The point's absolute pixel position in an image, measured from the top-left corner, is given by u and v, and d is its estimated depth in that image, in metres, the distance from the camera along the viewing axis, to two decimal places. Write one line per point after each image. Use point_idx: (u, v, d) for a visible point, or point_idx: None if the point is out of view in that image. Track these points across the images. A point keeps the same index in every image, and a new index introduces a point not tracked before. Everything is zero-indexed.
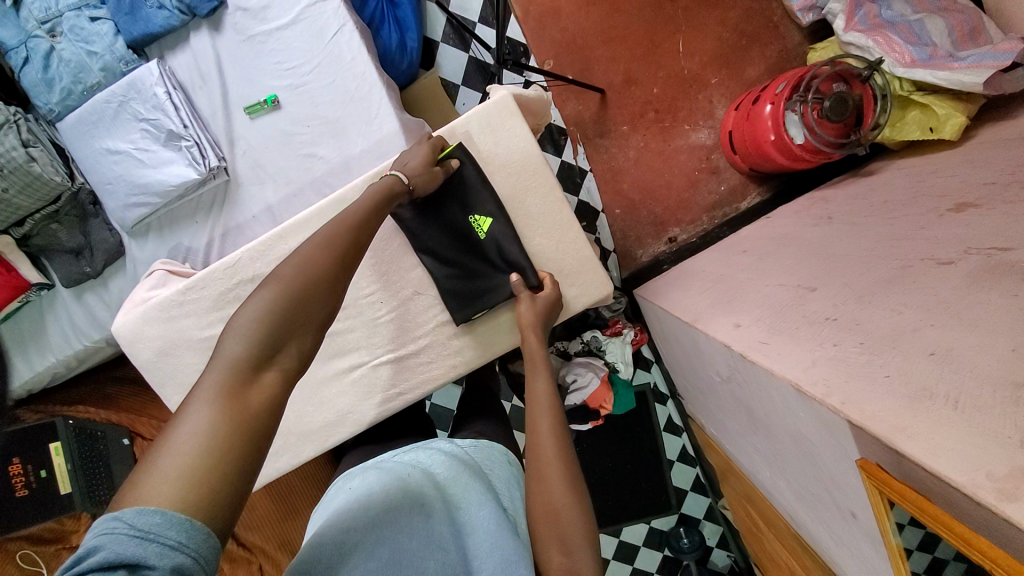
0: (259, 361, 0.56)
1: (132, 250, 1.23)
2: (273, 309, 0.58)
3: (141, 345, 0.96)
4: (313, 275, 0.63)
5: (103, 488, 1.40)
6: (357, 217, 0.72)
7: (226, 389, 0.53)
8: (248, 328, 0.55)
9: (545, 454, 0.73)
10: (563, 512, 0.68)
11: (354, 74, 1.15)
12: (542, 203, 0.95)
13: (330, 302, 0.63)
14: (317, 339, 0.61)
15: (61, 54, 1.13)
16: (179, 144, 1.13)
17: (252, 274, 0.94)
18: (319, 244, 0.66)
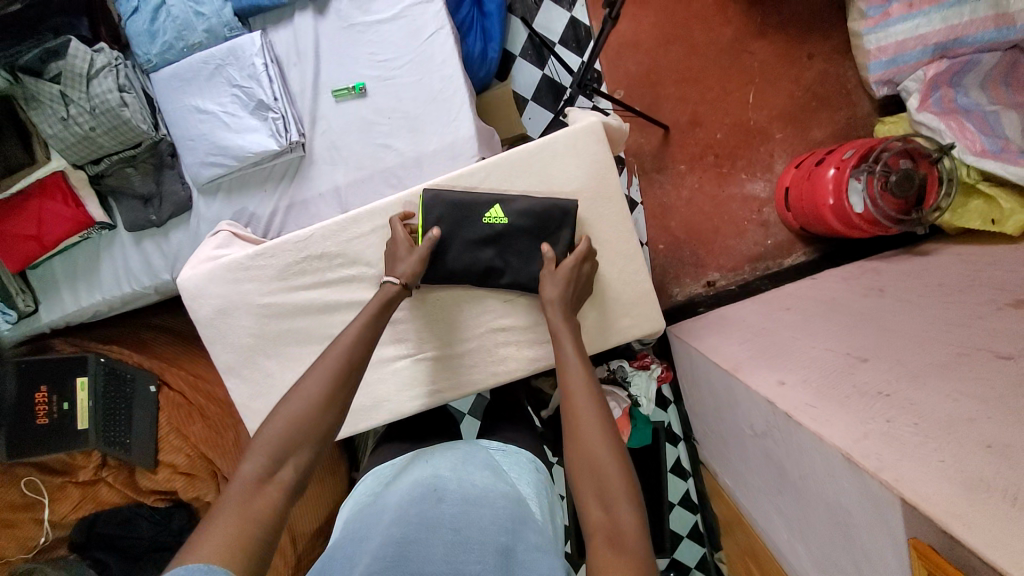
0: (266, 477, 0.66)
1: (199, 208, 1.26)
2: (281, 427, 0.70)
3: (202, 301, 0.99)
4: (319, 394, 0.73)
5: (121, 430, 1.41)
6: (364, 327, 0.82)
7: (240, 503, 0.63)
8: (257, 449, 0.67)
9: (578, 407, 0.73)
10: (603, 464, 0.67)
11: (442, 76, 1.18)
12: (612, 231, 0.97)
13: (330, 420, 0.73)
14: (315, 453, 0.71)
15: (170, 9, 1.17)
16: (266, 114, 1.17)
17: (323, 251, 0.96)
18: (327, 361, 0.77)
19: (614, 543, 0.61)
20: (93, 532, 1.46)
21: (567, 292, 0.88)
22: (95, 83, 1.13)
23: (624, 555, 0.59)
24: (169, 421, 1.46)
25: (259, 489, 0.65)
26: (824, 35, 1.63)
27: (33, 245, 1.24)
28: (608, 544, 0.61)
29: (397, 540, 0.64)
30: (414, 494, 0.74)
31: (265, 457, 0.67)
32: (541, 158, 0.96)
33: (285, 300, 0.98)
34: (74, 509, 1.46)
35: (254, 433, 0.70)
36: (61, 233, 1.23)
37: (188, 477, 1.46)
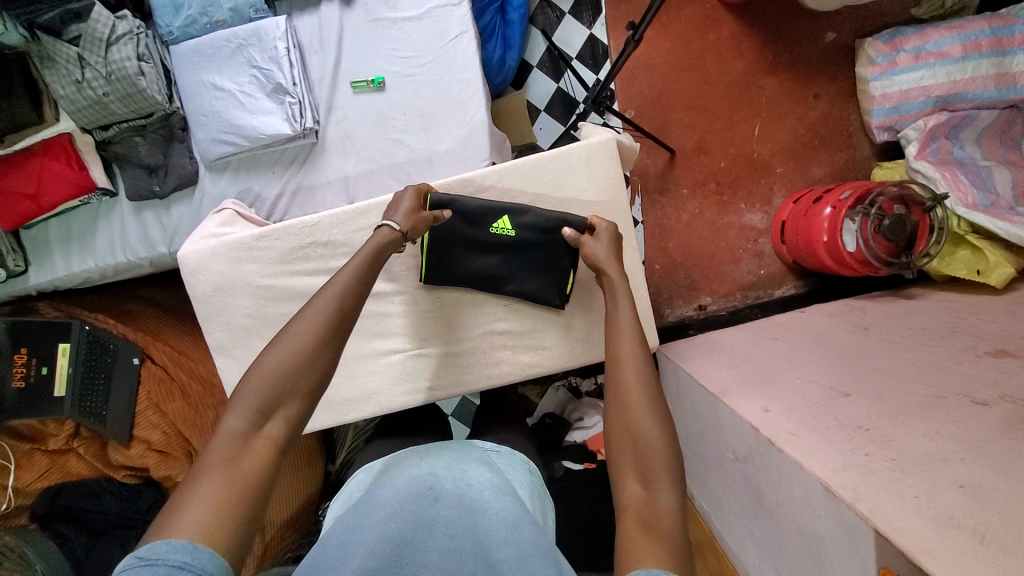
0: (250, 432, 0.63)
1: (204, 183, 1.26)
2: (266, 381, 0.65)
3: (201, 277, 0.98)
4: (303, 346, 0.69)
5: (99, 401, 1.38)
6: (352, 275, 0.78)
7: (224, 460, 0.60)
8: (240, 404, 0.63)
9: (623, 378, 0.73)
10: (645, 434, 0.67)
11: (461, 79, 1.20)
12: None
13: (316, 371, 0.69)
14: (301, 406, 0.67)
15: None
16: (283, 98, 1.17)
17: (328, 238, 0.97)
18: (314, 310, 0.73)
19: (648, 526, 0.60)
20: (57, 503, 1.46)
21: (614, 256, 0.87)
22: (114, 49, 1.13)
23: (660, 534, 0.58)
24: (152, 396, 1.44)
25: (244, 445, 0.62)
26: (832, 77, 1.67)
27: (28, 204, 1.23)
28: (643, 525, 0.60)
29: (393, 539, 0.65)
30: (410, 490, 0.74)
31: (247, 411, 0.63)
32: (555, 167, 0.97)
33: (286, 283, 0.98)
34: (38, 477, 1.47)
35: (237, 386, 0.66)
36: (60, 196, 1.22)
37: (161, 455, 1.43)
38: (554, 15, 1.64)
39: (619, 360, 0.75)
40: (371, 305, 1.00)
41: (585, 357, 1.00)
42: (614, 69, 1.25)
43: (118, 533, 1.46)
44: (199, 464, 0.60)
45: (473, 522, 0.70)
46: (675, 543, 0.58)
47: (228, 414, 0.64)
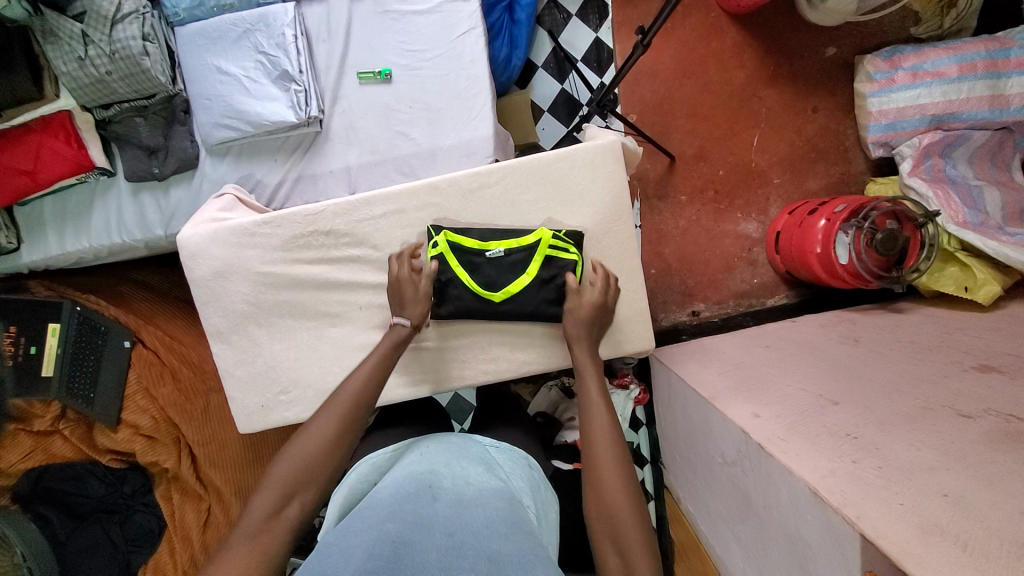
0: (272, 514, 0.69)
1: (204, 167, 1.26)
2: (288, 469, 0.72)
3: (200, 261, 0.98)
4: (325, 437, 0.77)
5: (86, 383, 1.36)
6: (370, 372, 0.86)
7: (248, 541, 0.66)
8: (267, 486, 0.70)
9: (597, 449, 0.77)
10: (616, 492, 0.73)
11: (469, 75, 1.20)
12: (619, 249, 0.96)
13: (333, 460, 0.76)
14: (317, 491, 0.73)
15: None
16: (288, 85, 1.17)
17: (330, 228, 0.96)
18: (332, 406, 0.80)
19: None
20: (39, 486, 1.48)
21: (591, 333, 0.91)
22: (119, 27, 1.11)
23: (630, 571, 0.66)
24: (141, 380, 1.42)
25: (266, 525, 0.68)
26: (832, 91, 1.69)
27: (24, 180, 1.21)
28: None
29: (393, 541, 0.66)
30: (410, 492, 0.77)
31: (273, 494, 0.70)
32: (559, 170, 0.93)
33: (287, 271, 0.98)
34: (22, 458, 1.47)
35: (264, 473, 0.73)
36: (56, 172, 1.21)
37: (149, 440, 1.43)
38: (561, 16, 1.65)
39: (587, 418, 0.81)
40: (369, 296, 0.99)
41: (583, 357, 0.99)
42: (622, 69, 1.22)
43: (100, 518, 1.50)
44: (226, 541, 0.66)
45: (470, 517, 0.72)
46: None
47: (257, 492, 0.70)
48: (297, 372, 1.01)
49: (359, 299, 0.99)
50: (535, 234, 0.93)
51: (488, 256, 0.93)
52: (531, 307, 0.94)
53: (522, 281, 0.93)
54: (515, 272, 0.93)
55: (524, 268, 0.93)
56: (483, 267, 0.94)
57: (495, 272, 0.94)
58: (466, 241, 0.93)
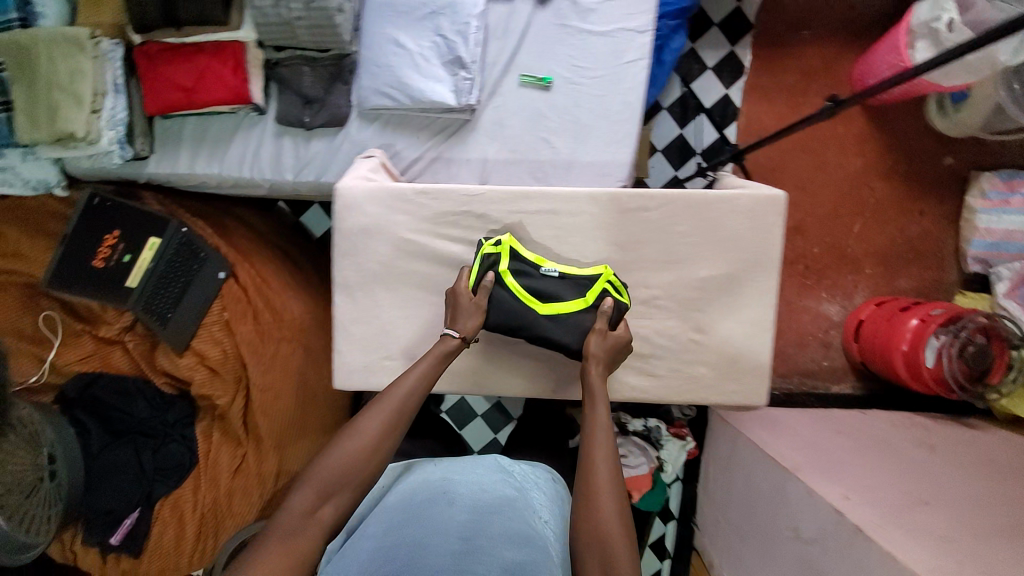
0: (310, 513, 0.72)
1: (350, 127, 1.32)
2: (326, 468, 0.74)
3: (350, 215, 1.00)
4: (373, 438, 0.77)
5: (169, 302, 1.40)
6: (421, 375, 0.85)
7: (285, 534, 0.70)
8: (306, 483, 0.73)
9: (596, 473, 0.73)
10: (612, 541, 0.68)
11: (625, 100, 1.25)
12: (757, 300, 0.95)
13: (371, 466, 0.76)
14: (352, 497, 0.75)
15: None
16: (456, 71, 1.23)
17: (484, 214, 0.98)
18: (381, 408, 0.80)
19: None
20: (86, 392, 1.47)
21: (611, 359, 0.87)
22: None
23: None
24: (225, 308, 1.41)
25: (303, 523, 0.71)
26: (940, 199, 1.71)
27: (180, 96, 1.25)
28: None
29: (410, 542, 0.74)
30: (429, 495, 0.85)
31: (312, 493, 0.73)
32: (722, 208, 0.93)
33: (430, 244, 0.99)
34: (79, 360, 1.47)
35: (308, 466, 0.76)
36: (214, 97, 1.25)
37: (211, 372, 1.44)
38: (698, 66, 1.71)
39: (591, 450, 0.75)
40: None
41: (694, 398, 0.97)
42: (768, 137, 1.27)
43: (135, 439, 1.49)
44: (266, 530, 0.71)
45: (483, 521, 0.79)
46: None
47: (298, 489, 0.73)
48: (408, 342, 1.02)
49: None
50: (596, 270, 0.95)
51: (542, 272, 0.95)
52: (567, 337, 0.91)
53: (575, 304, 0.91)
54: (566, 295, 0.93)
55: (575, 293, 0.93)
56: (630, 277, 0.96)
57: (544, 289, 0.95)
58: (526, 252, 0.95)
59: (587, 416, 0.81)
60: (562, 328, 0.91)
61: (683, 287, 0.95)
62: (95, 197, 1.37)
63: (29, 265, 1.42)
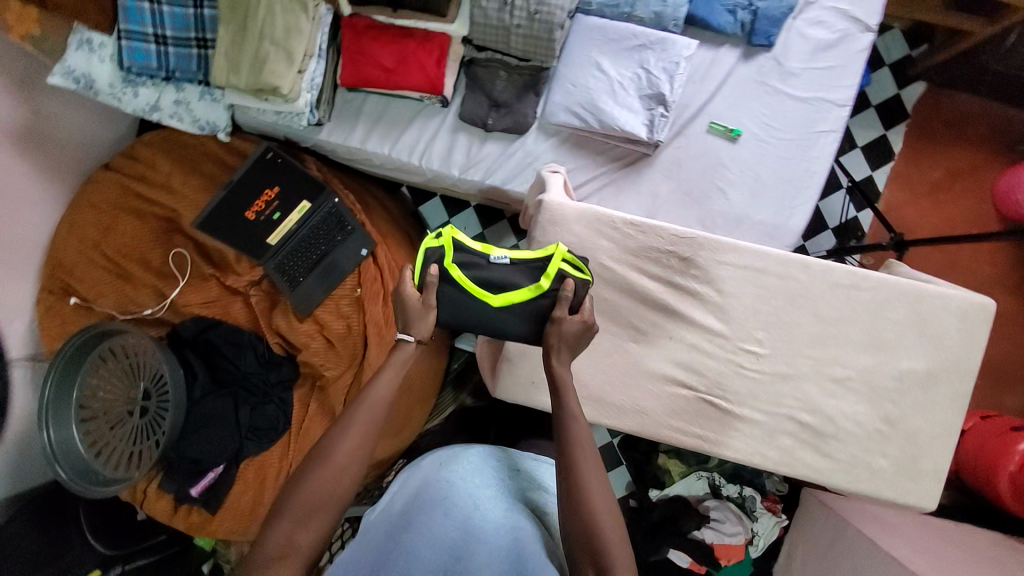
0: (288, 542, 0.79)
1: (527, 138, 1.33)
2: (303, 496, 0.81)
3: (554, 231, 1.01)
4: (343, 459, 0.83)
5: (304, 267, 1.44)
6: (388, 384, 0.89)
7: (269, 562, 0.78)
8: (284, 516, 0.80)
9: (578, 479, 0.78)
10: (604, 536, 0.74)
11: (807, 168, 1.28)
12: (945, 401, 0.98)
13: (346, 483, 0.83)
14: (328, 522, 0.81)
15: None
16: (652, 105, 1.25)
17: (691, 257, 0.99)
18: (354, 430, 0.85)
19: None
20: (199, 337, 1.49)
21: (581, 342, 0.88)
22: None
23: None
24: (360, 286, 1.43)
25: (282, 555, 0.78)
26: None
27: (377, 75, 1.27)
28: None
29: (399, 550, 0.80)
30: (427, 503, 0.89)
31: (294, 525, 0.80)
32: (934, 307, 0.97)
33: (629, 276, 1.00)
34: (204, 304, 1.48)
35: (287, 493, 0.82)
36: (410, 84, 1.27)
37: (327, 343, 1.46)
38: (848, 145, 1.76)
39: (575, 455, 0.79)
40: (685, 331, 1.00)
41: (858, 483, 0.99)
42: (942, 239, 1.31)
43: (235, 392, 1.49)
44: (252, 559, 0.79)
45: (473, 535, 0.83)
46: None
47: (280, 522, 0.80)
48: (583, 368, 1.01)
49: (676, 329, 1.00)
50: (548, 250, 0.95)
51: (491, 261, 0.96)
52: (525, 322, 0.95)
53: (529, 290, 0.93)
54: (520, 281, 0.95)
55: (527, 280, 0.94)
56: (822, 350, 0.98)
57: (497, 275, 0.97)
58: (469, 242, 0.97)
59: (562, 415, 0.83)
60: (517, 317, 0.95)
61: (882, 375, 0.98)
62: (267, 152, 1.41)
63: (176, 201, 1.42)
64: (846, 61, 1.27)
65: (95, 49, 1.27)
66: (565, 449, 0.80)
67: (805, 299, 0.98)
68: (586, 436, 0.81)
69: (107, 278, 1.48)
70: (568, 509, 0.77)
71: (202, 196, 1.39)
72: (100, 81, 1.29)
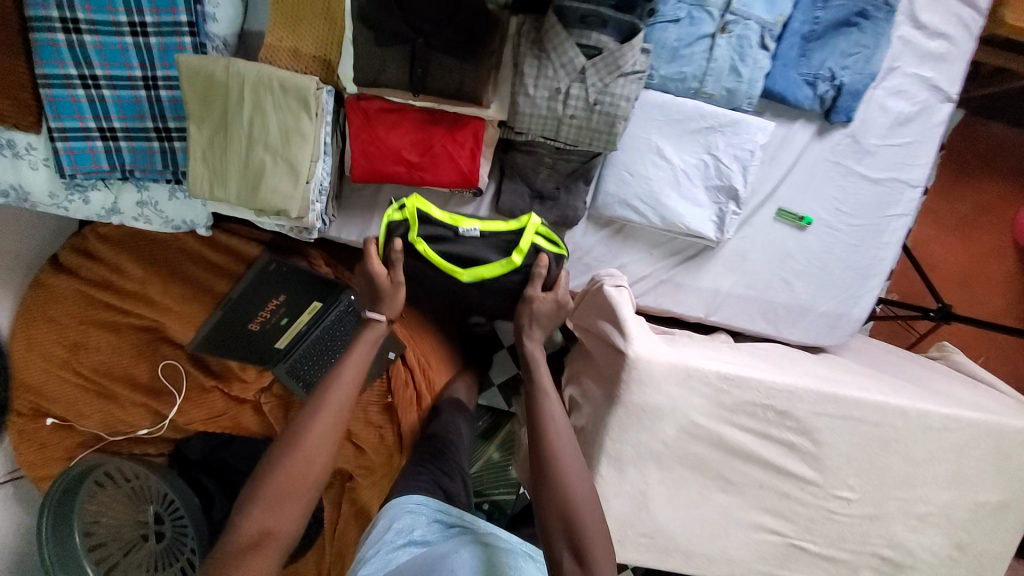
0: (256, 540, 0.68)
1: (576, 231, 1.18)
2: (269, 482, 0.71)
3: (642, 389, 0.90)
4: (313, 442, 0.74)
5: (322, 373, 1.26)
6: (356, 361, 0.82)
7: (231, 564, 0.67)
8: (245, 508, 0.70)
9: (558, 440, 0.72)
10: (585, 508, 0.68)
11: (875, 254, 1.20)
12: (1012, 524, 1.01)
13: (320, 466, 0.74)
14: (301, 512, 0.72)
15: (714, 51, 1.04)
16: (720, 197, 1.12)
17: (788, 409, 0.92)
18: (326, 419, 0.76)
19: None
20: (210, 454, 1.32)
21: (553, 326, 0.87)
22: (621, 81, 0.97)
23: None
24: (392, 392, 1.29)
25: (247, 553, 0.68)
26: None
27: (399, 169, 1.07)
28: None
29: None
30: None
31: (256, 517, 0.69)
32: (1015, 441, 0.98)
33: (721, 431, 0.92)
34: (204, 419, 1.28)
35: (248, 487, 0.72)
36: (440, 179, 1.07)
37: (357, 448, 1.37)
38: None
39: (549, 423, 0.74)
40: (777, 480, 0.96)
41: None
42: (993, 321, 1.30)
43: None
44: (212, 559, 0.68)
45: None
46: None
47: (248, 511, 0.70)
48: (667, 522, 0.96)
49: (767, 479, 0.95)
50: (520, 222, 0.94)
51: (461, 233, 0.93)
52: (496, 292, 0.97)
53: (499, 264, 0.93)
54: (490, 255, 0.94)
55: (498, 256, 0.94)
56: (907, 489, 0.98)
57: (465, 248, 0.95)
58: (437, 214, 0.93)
59: (538, 382, 0.78)
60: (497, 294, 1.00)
61: (960, 507, 1.00)
62: (269, 261, 1.17)
63: (164, 312, 1.20)
64: (924, 136, 1.16)
65: (21, 152, 0.98)
66: (541, 425, 0.75)
67: (895, 439, 0.96)
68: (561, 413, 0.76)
69: (88, 399, 1.24)
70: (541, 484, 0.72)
71: (200, 315, 1.20)
72: (36, 192, 1.01)
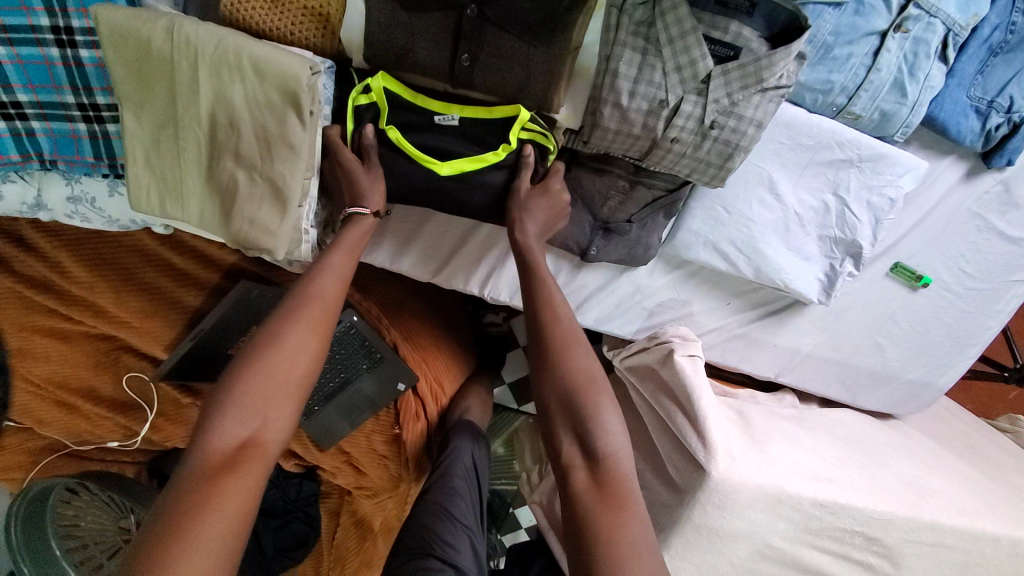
0: (238, 446, 0.56)
1: (642, 269, 0.94)
2: (241, 371, 0.59)
3: (721, 513, 0.76)
4: (291, 336, 0.61)
5: (318, 394, 1.07)
6: (339, 262, 0.69)
7: (211, 473, 0.54)
8: (217, 407, 0.57)
9: (566, 343, 0.64)
10: (597, 402, 0.61)
11: (985, 324, 0.98)
12: None
13: (310, 369, 0.62)
14: (292, 415, 0.60)
15: (879, 58, 0.72)
16: (832, 248, 0.87)
17: (877, 537, 0.80)
18: (306, 312, 0.63)
19: (614, 485, 0.58)
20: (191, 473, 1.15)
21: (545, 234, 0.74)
22: (756, 99, 0.68)
23: (615, 489, 0.58)
24: (399, 424, 1.12)
25: (233, 458, 0.55)
26: None
27: None
28: (608, 479, 0.59)
29: None
30: None
31: (234, 417, 0.57)
32: None
33: (799, 554, 0.81)
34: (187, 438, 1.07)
35: (218, 388, 0.59)
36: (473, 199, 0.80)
37: (358, 472, 1.18)
38: None
39: (548, 324, 0.65)
40: None
41: None
42: None
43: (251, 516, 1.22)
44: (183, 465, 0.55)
45: None
46: (632, 504, 0.57)
47: (223, 417, 0.57)
48: None
49: None
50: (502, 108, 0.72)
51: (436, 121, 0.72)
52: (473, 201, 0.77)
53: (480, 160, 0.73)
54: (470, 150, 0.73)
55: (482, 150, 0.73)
56: None
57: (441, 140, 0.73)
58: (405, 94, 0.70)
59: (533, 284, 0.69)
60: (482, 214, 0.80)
61: None
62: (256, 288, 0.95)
63: (122, 325, 0.99)
64: None
65: None
66: (538, 311, 0.67)
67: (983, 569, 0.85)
68: (563, 304, 0.67)
69: None
70: (539, 369, 0.64)
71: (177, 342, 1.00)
72: None
